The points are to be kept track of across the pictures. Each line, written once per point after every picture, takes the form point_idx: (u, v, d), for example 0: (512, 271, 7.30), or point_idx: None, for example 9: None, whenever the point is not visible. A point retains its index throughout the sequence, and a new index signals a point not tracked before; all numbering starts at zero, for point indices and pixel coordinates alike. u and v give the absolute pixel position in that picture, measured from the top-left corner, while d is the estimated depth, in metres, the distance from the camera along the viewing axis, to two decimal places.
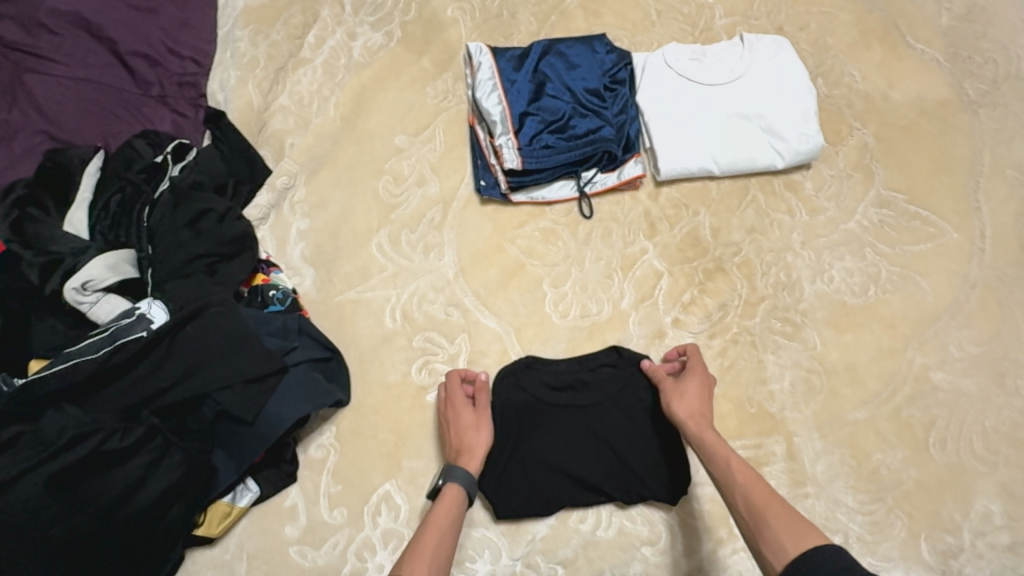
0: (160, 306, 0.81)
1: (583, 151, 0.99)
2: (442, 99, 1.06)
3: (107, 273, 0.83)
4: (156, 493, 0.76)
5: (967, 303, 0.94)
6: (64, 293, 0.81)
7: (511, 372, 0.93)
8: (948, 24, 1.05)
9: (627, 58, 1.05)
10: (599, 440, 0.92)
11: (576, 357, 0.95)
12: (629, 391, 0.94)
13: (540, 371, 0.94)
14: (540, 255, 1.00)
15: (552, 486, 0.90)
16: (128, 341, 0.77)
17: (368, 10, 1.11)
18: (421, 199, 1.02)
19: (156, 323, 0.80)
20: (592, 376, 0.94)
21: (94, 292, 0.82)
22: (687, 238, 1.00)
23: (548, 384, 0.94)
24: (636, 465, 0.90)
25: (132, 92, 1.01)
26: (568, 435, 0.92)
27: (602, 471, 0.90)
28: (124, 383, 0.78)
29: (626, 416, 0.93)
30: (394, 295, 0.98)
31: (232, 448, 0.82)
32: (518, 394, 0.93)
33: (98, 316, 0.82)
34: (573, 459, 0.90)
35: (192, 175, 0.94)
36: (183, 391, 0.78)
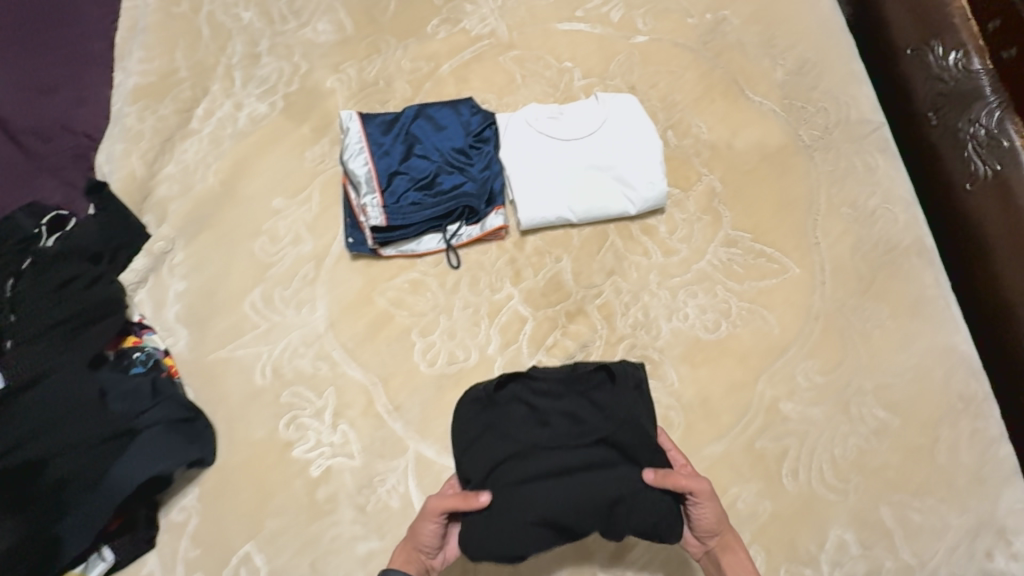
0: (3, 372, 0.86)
1: (446, 206, 1.05)
2: (318, 163, 1.12)
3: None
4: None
5: (811, 334, 0.98)
6: None
7: (488, 397, 0.87)
8: (783, 77, 1.15)
9: (491, 119, 1.13)
10: (587, 482, 0.79)
11: (562, 373, 0.87)
12: (622, 414, 0.83)
13: (521, 396, 0.86)
14: (409, 306, 1.04)
15: (534, 531, 0.79)
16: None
17: (255, 84, 1.20)
18: (295, 257, 1.06)
19: None
20: (580, 405, 0.85)
21: None
22: (549, 284, 1.05)
23: (528, 408, 0.86)
24: (625, 500, 0.79)
25: (23, 166, 1.06)
26: (552, 475, 0.80)
27: (585, 516, 0.79)
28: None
29: (612, 445, 0.82)
30: (265, 351, 1.01)
31: (71, 519, 0.82)
32: (492, 422, 0.86)
33: None
34: (560, 511, 0.79)
35: (65, 244, 0.97)
36: (23, 453, 0.82)
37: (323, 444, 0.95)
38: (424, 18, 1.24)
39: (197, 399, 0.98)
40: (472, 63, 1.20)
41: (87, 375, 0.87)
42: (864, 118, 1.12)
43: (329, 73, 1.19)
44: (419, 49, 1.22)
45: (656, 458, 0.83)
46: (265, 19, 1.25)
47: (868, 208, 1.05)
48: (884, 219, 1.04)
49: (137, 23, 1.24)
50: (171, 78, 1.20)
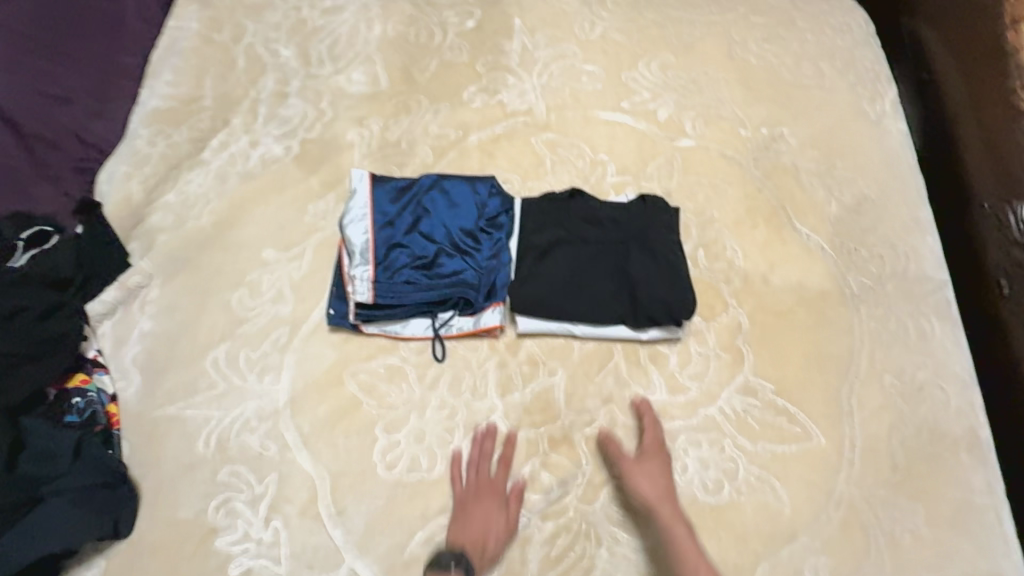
0: None
1: (441, 292, 0.96)
2: (320, 219, 1.06)
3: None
4: None
5: (828, 524, 0.84)
6: None
7: (550, 202, 1.02)
8: (837, 212, 1.04)
9: (509, 203, 1.04)
10: (613, 287, 0.95)
11: (611, 205, 1.01)
12: (654, 234, 0.99)
13: (575, 209, 1.01)
14: (379, 395, 0.94)
15: (564, 308, 0.95)
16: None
17: (277, 123, 1.16)
18: (271, 317, 0.98)
19: None
20: (621, 213, 1.00)
21: None
22: (537, 399, 0.94)
23: (583, 218, 1.00)
24: (647, 290, 0.94)
25: (23, 170, 0.99)
26: (588, 272, 0.96)
27: (609, 301, 0.95)
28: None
29: (649, 241, 0.98)
30: (215, 418, 0.92)
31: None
32: (549, 210, 1.01)
33: None
34: (590, 281, 0.96)
35: (37, 266, 0.91)
36: None
37: (250, 540, 0.84)
38: (462, 85, 1.19)
39: (129, 457, 0.90)
40: (501, 139, 1.13)
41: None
42: (924, 276, 0.99)
43: (352, 126, 1.14)
44: (450, 116, 1.16)
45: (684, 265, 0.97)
46: (302, 59, 1.22)
47: (914, 381, 0.92)
48: (932, 400, 0.90)
49: (175, 43, 1.22)
50: (194, 105, 1.17)
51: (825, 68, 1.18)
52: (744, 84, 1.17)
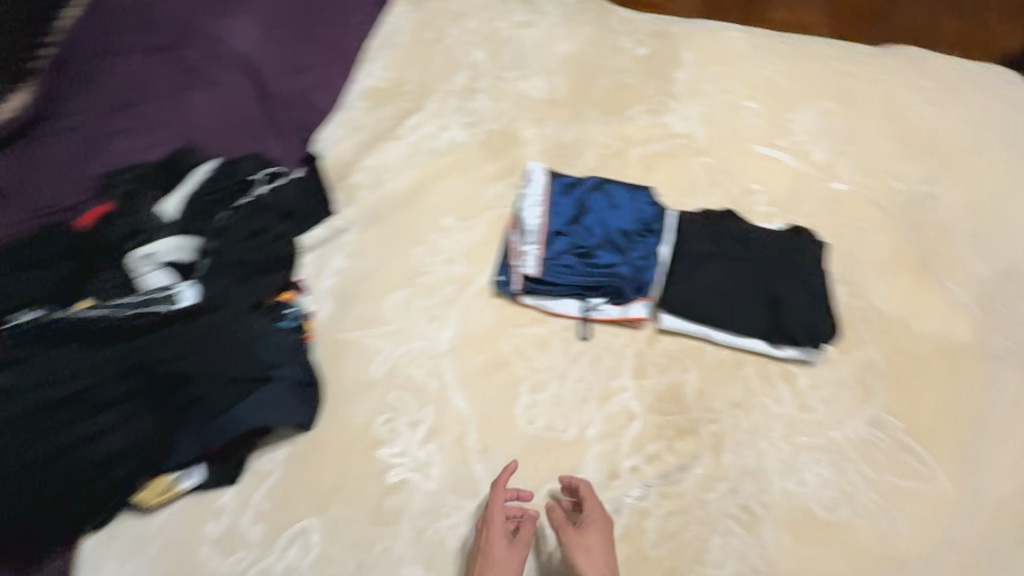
0: (194, 291, 0.97)
1: (596, 280, 1.08)
2: (494, 199, 1.20)
3: (170, 251, 0.99)
4: (114, 446, 0.88)
5: (944, 564, 0.86)
6: (129, 260, 0.99)
7: (703, 219, 1.13)
8: (986, 276, 1.07)
9: (664, 214, 1.15)
10: (757, 302, 1.03)
11: (761, 230, 1.10)
12: (801, 260, 1.06)
13: (727, 228, 1.10)
14: (528, 359, 1.07)
15: (709, 312, 1.03)
16: (155, 310, 0.94)
17: (464, 114, 1.33)
18: (444, 275, 1.14)
19: (180, 304, 0.95)
20: (771, 237, 1.09)
21: (153, 265, 0.99)
22: (668, 390, 1.03)
23: (734, 237, 1.09)
24: (790, 308, 1.01)
25: (260, 122, 1.29)
26: (736, 284, 1.05)
27: (752, 314, 1.03)
28: (133, 344, 0.94)
29: (796, 266, 1.05)
30: (388, 348, 1.08)
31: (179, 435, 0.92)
32: (702, 226, 1.12)
33: (147, 283, 0.98)
34: (736, 292, 1.04)
35: (275, 198, 1.13)
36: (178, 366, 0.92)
37: (407, 455, 0.98)
38: (630, 104, 1.32)
39: (318, 367, 1.06)
40: (661, 157, 1.25)
41: (243, 319, 0.98)
42: None
43: (530, 125, 1.30)
44: (616, 129, 1.29)
45: (825, 295, 1.04)
46: (492, 63, 1.40)
47: None
48: None
49: (390, 36, 1.44)
50: (399, 88, 1.36)
51: (989, 137, 1.21)
52: (904, 141, 1.22)
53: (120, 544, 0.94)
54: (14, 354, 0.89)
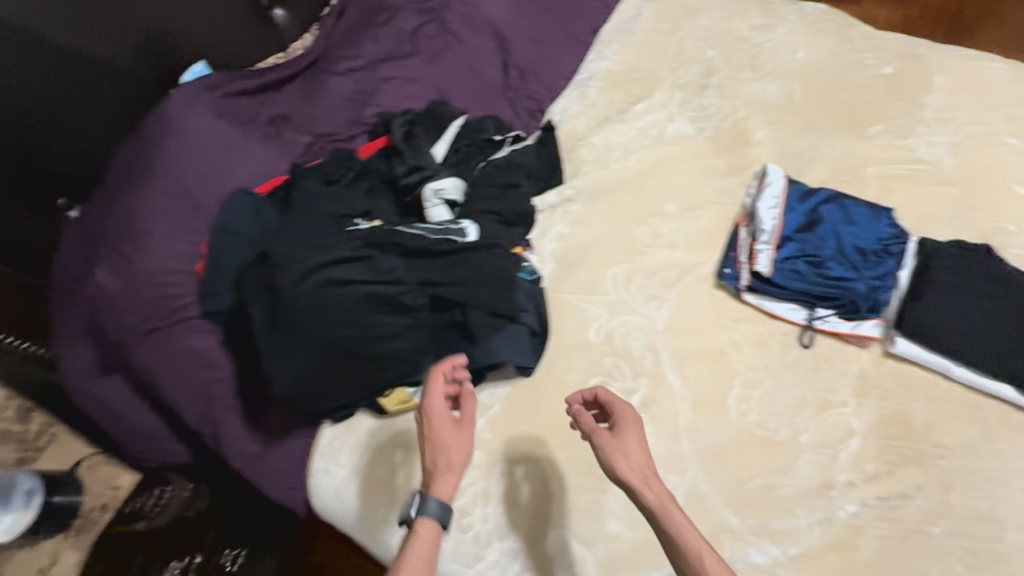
0: (474, 229, 1.07)
1: (829, 291, 1.07)
2: (720, 195, 1.23)
3: (454, 189, 1.10)
4: (400, 348, 0.99)
5: None
6: (423, 190, 1.09)
7: (953, 249, 1.08)
8: None
9: (905, 238, 1.11)
10: (1011, 345, 0.99)
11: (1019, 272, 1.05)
12: None
13: (980, 263, 1.06)
14: (743, 353, 1.08)
15: (953, 345, 1.00)
16: (453, 238, 1.03)
17: (692, 107, 1.36)
18: (665, 258, 1.18)
19: (468, 238, 1.04)
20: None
21: (439, 200, 1.10)
22: (892, 414, 1.00)
23: (987, 274, 1.05)
24: None
25: (496, 89, 1.40)
26: (986, 323, 1.01)
27: (1004, 355, 0.98)
28: (430, 264, 1.02)
29: None
30: (605, 317, 1.13)
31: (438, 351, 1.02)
32: (951, 255, 1.07)
33: (433, 215, 1.08)
34: (986, 331, 1.00)
35: (520, 158, 1.21)
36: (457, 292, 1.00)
37: None
38: (871, 120, 1.28)
39: None
40: (902, 179, 1.21)
41: (512, 261, 1.04)
42: None
43: (762, 127, 1.30)
44: (854, 144, 1.26)
45: None
46: (724, 61, 1.41)
47: None
48: None
49: (624, 23, 1.49)
50: (630, 74, 1.41)
51: None
52: None
53: (360, 437, 1.07)
54: (357, 249, 0.99)
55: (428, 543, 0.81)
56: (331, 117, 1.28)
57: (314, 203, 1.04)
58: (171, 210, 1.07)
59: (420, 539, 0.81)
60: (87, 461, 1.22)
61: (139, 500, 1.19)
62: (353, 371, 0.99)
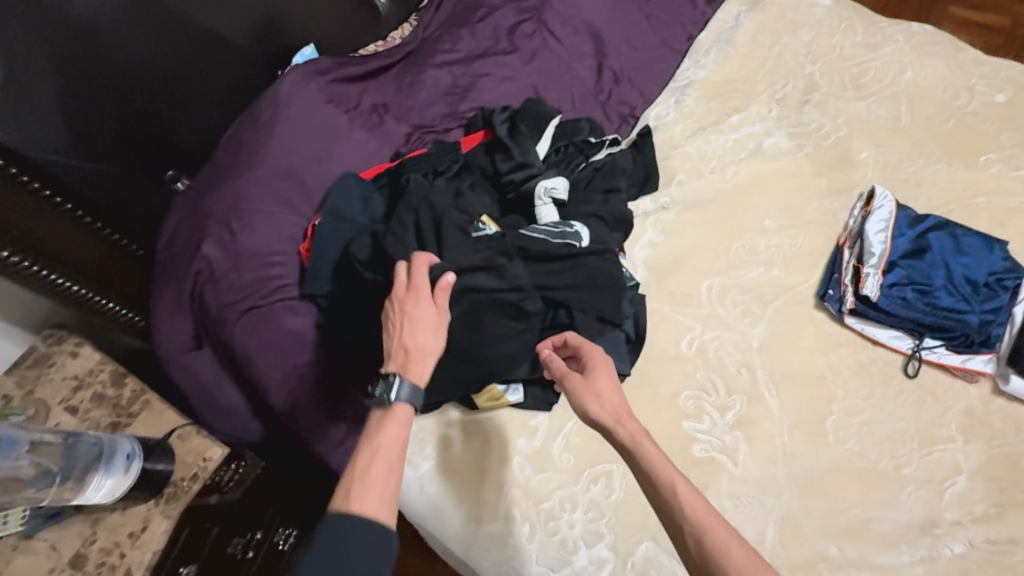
0: (586, 232, 1.04)
1: (940, 321, 1.04)
2: (820, 215, 1.20)
3: (564, 189, 1.08)
4: (510, 349, 0.99)
5: None
6: (535, 188, 1.07)
7: None
8: None
9: (1021, 273, 1.07)
10: None
11: None
12: None
13: None
14: (843, 379, 1.05)
15: None
16: (569, 242, 1.00)
17: (791, 122, 1.33)
18: (762, 274, 1.15)
19: (581, 242, 1.02)
20: None
21: (546, 198, 1.07)
22: (1001, 455, 0.97)
23: None
24: None
25: (591, 92, 1.38)
26: None
27: None
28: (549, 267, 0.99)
29: None
30: (698, 329, 1.11)
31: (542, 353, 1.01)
32: None
33: (541, 214, 1.06)
34: None
35: (619, 162, 1.20)
36: (568, 296, 0.98)
37: (713, 435, 1.01)
38: (981, 149, 1.24)
39: None
40: (1014, 213, 1.17)
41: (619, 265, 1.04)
42: None
43: (866, 148, 1.26)
44: (964, 171, 1.22)
45: None
46: (825, 77, 1.38)
47: None
48: None
49: (721, 33, 1.47)
50: (727, 85, 1.39)
51: None
52: None
53: (447, 430, 1.06)
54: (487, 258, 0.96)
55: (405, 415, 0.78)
56: (428, 109, 1.28)
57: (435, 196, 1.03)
58: (277, 190, 1.09)
59: (392, 423, 0.77)
60: (179, 430, 1.06)
61: (220, 474, 1.07)
62: (463, 371, 0.98)
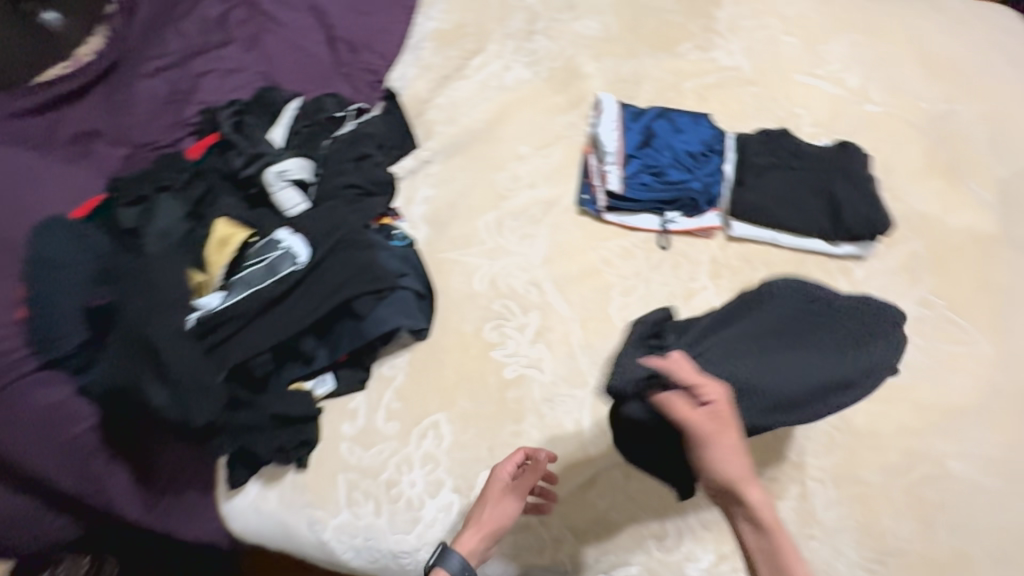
0: (302, 240, 0.99)
1: (671, 194, 1.20)
2: (566, 129, 1.30)
3: (299, 168, 1.04)
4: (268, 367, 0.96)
5: (992, 408, 1.02)
6: (263, 175, 1.02)
7: (762, 137, 1.24)
8: (1003, 176, 1.23)
9: (724, 136, 1.26)
10: (815, 207, 1.17)
11: (815, 148, 1.22)
12: (852, 170, 1.18)
13: (783, 145, 1.23)
14: (615, 267, 1.17)
15: (774, 219, 1.17)
16: (284, 276, 0.96)
17: (525, 54, 1.41)
18: (529, 197, 1.23)
19: (300, 255, 0.98)
20: (822, 154, 1.21)
21: (283, 182, 1.03)
22: (743, 286, 1.15)
23: (791, 153, 1.22)
24: (848, 210, 1.14)
25: (329, 65, 1.35)
26: (795, 193, 1.18)
27: (812, 218, 1.16)
28: (280, 313, 0.96)
29: (849, 176, 1.17)
30: (486, 265, 1.17)
31: (735, 355, 0.84)
32: (761, 144, 1.23)
33: (281, 200, 1.02)
34: (797, 200, 1.17)
35: (366, 128, 1.20)
36: (311, 303, 0.96)
37: (519, 354, 1.08)
38: (679, 40, 1.42)
39: None
40: (713, 87, 1.36)
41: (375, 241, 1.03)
42: None
43: (590, 62, 1.39)
44: (669, 64, 1.39)
45: (877, 199, 1.15)
46: (545, 6, 1.48)
47: None
48: None
49: None
50: (461, 32, 1.43)
51: (996, 62, 1.37)
52: (924, 66, 1.37)
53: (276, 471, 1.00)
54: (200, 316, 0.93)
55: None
56: (147, 124, 1.16)
57: (121, 321, 0.89)
58: None
59: None
60: None
61: None
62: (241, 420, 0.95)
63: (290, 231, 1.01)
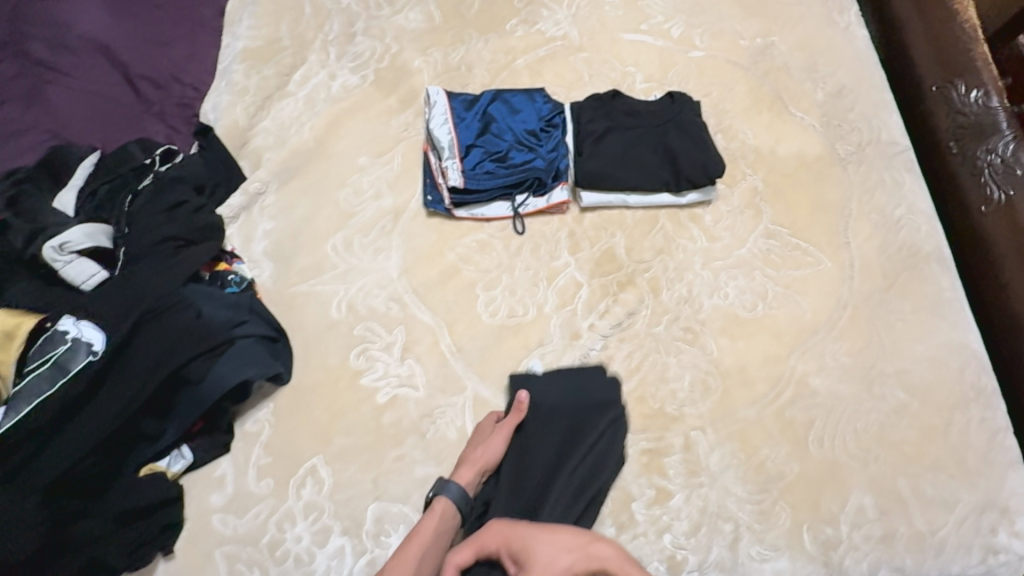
0: (91, 326, 0.87)
1: (517, 177, 1.16)
2: (403, 130, 1.25)
3: (84, 236, 0.95)
4: (95, 469, 0.85)
5: (840, 320, 1.09)
6: (42, 252, 0.91)
7: (595, 103, 1.24)
8: (822, 98, 1.29)
9: (561, 108, 1.24)
10: (655, 164, 1.18)
11: (647, 105, 1.24)
12: (683, 121, 1.21)
13: (617, 107, 1.23)
14: (475, 263, 1.14)
15: (619, 181, 1.17)
16: (77, 373, 0.84)
17: (349, 58, 1.33)
18: (376, 210, 1.17)
19: (95, 345, 0.86)
20: (654, 109, 1.23)
21: (70, 253, 0.93)
22: (604, 255, 1.15)
23: (625, 114, 1.23)
24: (684, 162, 1.16)
25: (136, 108, 1.19)
26: (634, 153, 1.19)
27: (654, 175, 1.17)
28: (91, 414, 0.85)
29: (681, 128, 1.20)
30: (342, 290, 1.10)
31: (519, 459, 0.96)
32: (596, 110, 1.23)
33: (70, 275, 0.93)
34: (637, 160, 1.18)
35: (176, 171, 1.09)
36: (127, 386, 0.87)
37: (390, 375, 1.04)
38: (504, 17, 1.39)
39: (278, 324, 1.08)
40: (545, 60, 1.34)
41: (196, 298, 0.96)
42: (893, 140, 1.25)
43: (417, 56, 1.33)
44: (498, 43, 1.36)
45: (709, 146, 1.18)
46: (361, 4, 1.39)
47: (894, 216, 1.17)
48: (908, 227, 1.16)
49: None
50: (275, 45, 1.33)
51: None
52: (739, 4, 1.41)
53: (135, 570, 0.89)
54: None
55: (449, 528, 0.88)
56: None
57: None
58: None
59: (430, 515, 0.89)
60: None
61: None
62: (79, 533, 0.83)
63: (75, 319, 0.87)
